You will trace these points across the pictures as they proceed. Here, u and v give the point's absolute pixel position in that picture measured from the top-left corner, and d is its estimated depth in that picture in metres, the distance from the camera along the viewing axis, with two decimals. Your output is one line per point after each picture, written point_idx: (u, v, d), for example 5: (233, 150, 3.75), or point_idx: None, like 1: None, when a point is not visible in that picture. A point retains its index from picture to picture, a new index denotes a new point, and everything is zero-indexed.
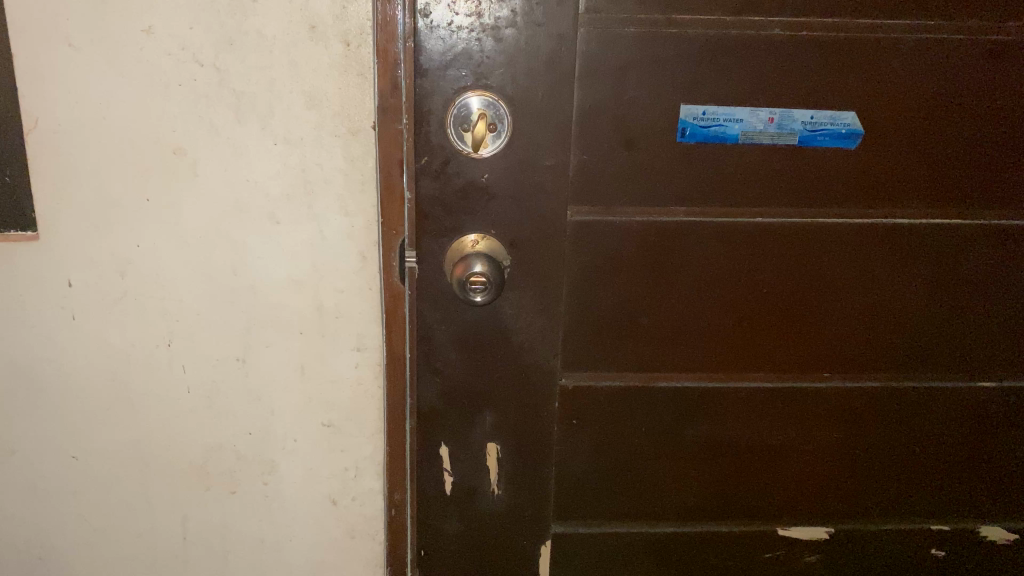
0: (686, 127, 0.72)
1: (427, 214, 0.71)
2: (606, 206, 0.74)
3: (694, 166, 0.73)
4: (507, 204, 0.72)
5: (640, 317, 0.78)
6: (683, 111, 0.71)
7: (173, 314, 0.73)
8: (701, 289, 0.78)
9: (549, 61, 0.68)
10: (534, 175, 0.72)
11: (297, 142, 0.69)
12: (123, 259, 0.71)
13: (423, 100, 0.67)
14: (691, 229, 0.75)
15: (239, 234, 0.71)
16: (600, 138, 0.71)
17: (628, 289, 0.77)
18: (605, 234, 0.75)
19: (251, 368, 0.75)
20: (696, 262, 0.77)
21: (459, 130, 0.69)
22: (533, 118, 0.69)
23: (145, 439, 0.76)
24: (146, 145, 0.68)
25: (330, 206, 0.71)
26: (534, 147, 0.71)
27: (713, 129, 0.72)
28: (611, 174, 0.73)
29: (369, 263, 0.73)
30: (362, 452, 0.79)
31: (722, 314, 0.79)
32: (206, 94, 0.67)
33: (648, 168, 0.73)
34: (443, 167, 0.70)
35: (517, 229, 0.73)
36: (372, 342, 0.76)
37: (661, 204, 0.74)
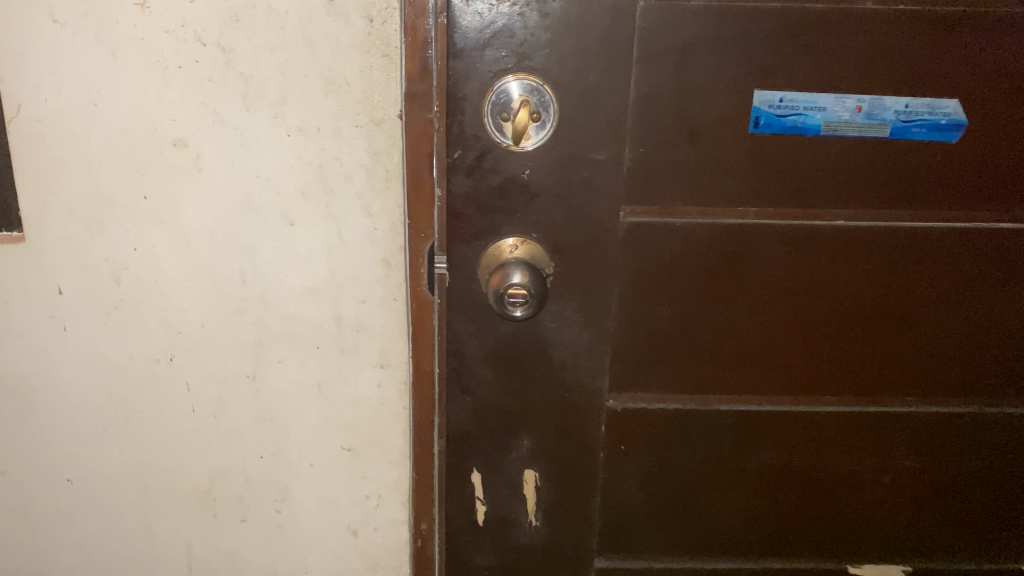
0: (760, 116, 0.62)
1: (460, 215, 0.62)
2: (664, 206, 0.65)
3: (767, 162, 0.64)
4: (550, 204, 0.64)
5: (699, 332, 0.69)
6: (756, 97, 0.61)
7: (175, 325, 0.65)
8: (769, 301, 0.68)
9: (603, 40, 0.58)
10: (582, 170, 0.63)
11: (312, 134, 0.60)
12: (118, 264, 0.63)
13: (456, 85, 0.58)
14: (760, 233, 0.66)
15: (248, 237, 0.63)
16: (660, 129, 0.62)
17: (685, 300, 0.68)
18: (662, 239, 0.65)
19: (262, 386, 0.67)
20: (765, 271, 0.67)
21: (497, 119, 0.60)
22: (582, 106, 0.60)
23: (147, 461, 0.69)
24: (142, 136, 0.60)
25: (351, 206, 0.62)
26: (582, 139, 0.61)
27: (791, 119, 0.62)
28: (671, 170, 0.63)
29: (394, 271, 0.65)
30: (385, 479, 0.71)
31: (792, 330, 0.69)
32: (209, 77, 0.59)
33: (713, 163, 0.63)
34: (478, 162, 0.61)
35: (561, 232, 0.65)
36: (396, 359, 0.67)
37: (727, 204, 0.65)
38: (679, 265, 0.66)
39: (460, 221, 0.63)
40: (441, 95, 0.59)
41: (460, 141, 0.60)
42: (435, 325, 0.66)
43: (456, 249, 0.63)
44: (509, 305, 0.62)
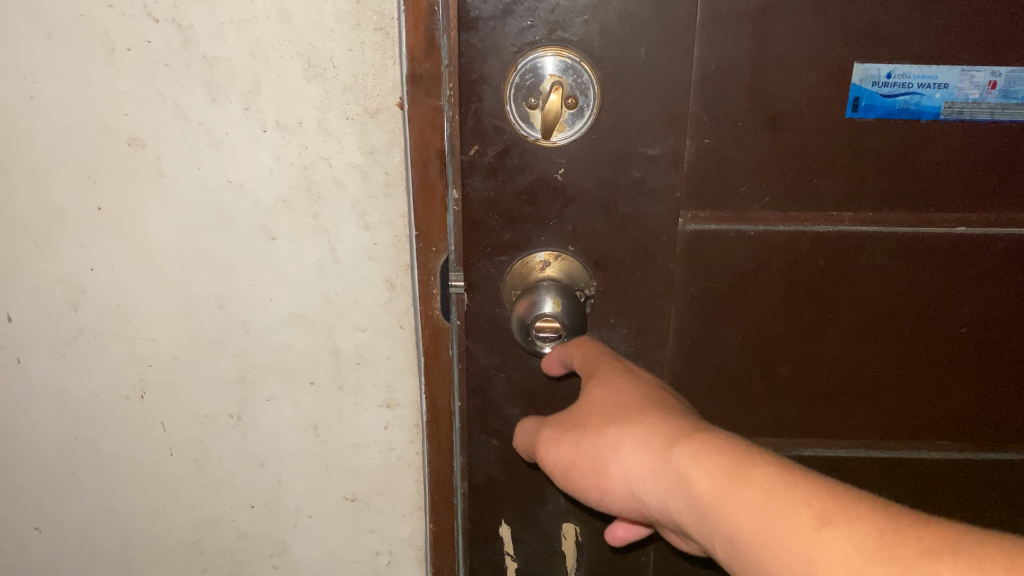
0: (860, 96, 0.49)
1: (480, 224, 0.52)
2: (734, 210, 0.52)
3: (867, 156, 0.50)
4: (591, 211, 0.51)
5: (779, 366, 0.56)
6: (856, 72, 0.48)
7: (144, 358, 0.55)
8: (867, 330, 0.55)
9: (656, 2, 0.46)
10: (630, 169, 0.50)
11: (293, 129, 0.49)
12: (74, 286, 0.53)
13: (471, 63, 0.47)
14: (855, 244, 0.53)
15: (223, 254, 0.52)
16: (730, 115, 0.49)
17: (759, 326, 0.55)
18: (729, 250, 0.53)
19: (249, 428, 0.56)
20: (863, 294, 0.54)
21: (522, 107, 0.48)
22: (631, 88, 0.48)
23: (122, 510, 0.59)
24: (91, 135, 0.49)
25: (344, 216, 0.50)
26: (631, 129, 0.49)
27: (901, 100, 0.49)
28: (743, 166, 0.50)
29: (401, 294, 0.53)
30: (397, 533, 0.60)
31: (895, 363, 0.56)
32: (166, 62, 0.47)
33: (796, 157, 0.50)
34: (499, 161, 0.50)
35: (605, 244, 0.53)
36: (405, 397, 0.55)
37: (814, 208, 0.52)
38: (752, 285, 0.54)
39: (479, 231, 0.52)
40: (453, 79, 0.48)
41: (479, 134, 0.49)
42: (453, 355, 0.55)
43: (475, 264, 0.53)
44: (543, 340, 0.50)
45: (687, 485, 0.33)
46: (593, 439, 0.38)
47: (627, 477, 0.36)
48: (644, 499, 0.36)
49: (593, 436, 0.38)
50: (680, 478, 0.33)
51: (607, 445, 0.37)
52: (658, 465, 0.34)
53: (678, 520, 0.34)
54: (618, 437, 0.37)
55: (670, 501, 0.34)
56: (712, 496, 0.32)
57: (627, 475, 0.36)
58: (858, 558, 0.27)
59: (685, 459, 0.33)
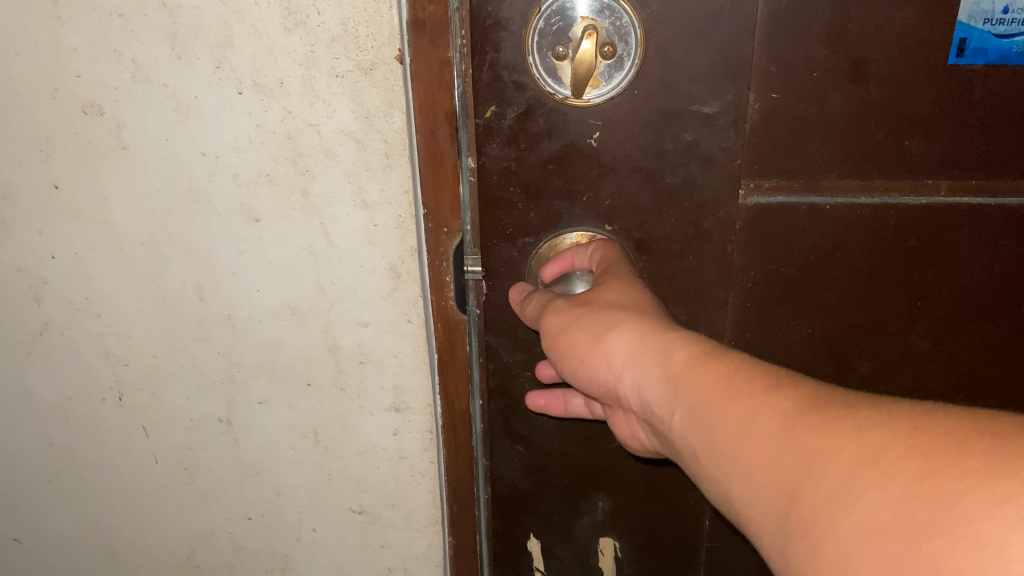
0: (968, 38, 0.40)
1: (500, 200, 0.45)
2: (807, 178, 0.43)
3: (972, 112, 0.42)
4: (632, 183, 0.44)
5: (857, 364, 0.48)
6: (964, 8, 0.40)
7: (119, 356, 0.48)
8: (964, 320, 0.47)
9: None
10: (680, 132, 0.42)
11: (273, 90, 0.40)
12: (34, 277, 0.46)
13: (485, 6, 0.40)
14: (955, 218, 0.44)
15: (200, 239, 0.44)
16: (804, 61, 0.41)
17: (835, 317, 0.47)
18: (798, 226, 0.44)
19: (241, 434, 0.49)
20: (963, 276, 0.46)
21: (547, 58, 0.41)
22: (682, 31, 0.40)
23: (108, 520, 0.53)
24: (38, 102, 0.42)
25: (337, 192, 0.42)
26: (682, 83, 0.41)
27: (1020, 41, 0.40)
28: (819, 125, 0.42)
29: (406, 283, 0.44)
30: (412, 550, 0.52)
31: (998, 359, 0.48)
32: (119, 11, 0.39)
33: (884, 113, 0.42)
34: (521, 125, 0.43)
35: (649, 222, 0.45)
36: (416, 401, 0.48)
37: (904, 176, 0.43)
38: (829, 266, 0.45)
39: (500, 209, 0.45)
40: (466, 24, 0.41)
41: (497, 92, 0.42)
42: (469, 351, 0.48)
43: (494, 245, 0.46)
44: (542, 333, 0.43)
45: (671, 358, 0.32)
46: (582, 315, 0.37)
47: (611, 356, 0.34)
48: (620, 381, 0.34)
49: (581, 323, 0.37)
50: (666, 362, 0.32)
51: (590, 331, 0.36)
52: (647, 344, 0.33)
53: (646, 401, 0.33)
54: (612, 318, 0.35)
55: (647, 379, 0.33)
56: (690, 366, 0.30)
57: (612, 356, 0.34)
58: (792, 414, 0.25)
59: (678, 340, 0.32)
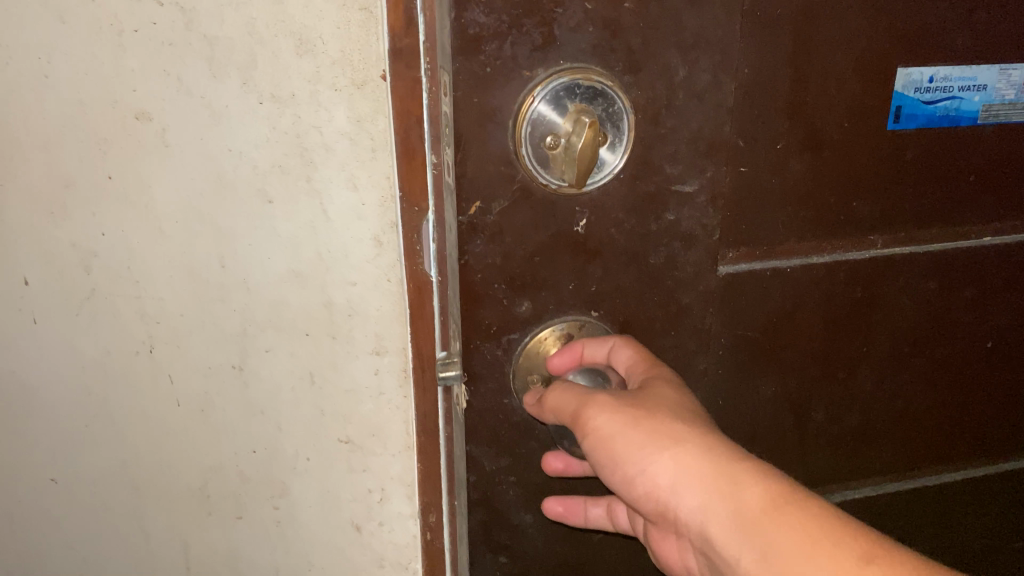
0: (903, 104, 0.52)
1: (486, 294, 0.48)
2: (767, 246, 0.54)
3: (887, 178, 0.54)
4: (617, 267, 0.49)
5: (806, 391, 0.60)
6: (901, 79, 0.51)
7: (153, 316, 0.60)
8: (885, 342, 0.60)
9: (687, 8, 0.43)
10: (663, 213, 0.48)
11: (287, 101, 0.54)
12: (86, 252, 0.58)
13: (470, 97, 0.42)
14: (879, 267, 0.57)
15: (224, 217, 0.57)
16: (768, 137, 0.50)
17: (794, 375, 0.59)
18: (764, 287, 0.54)
19: (251, 379, 0.62)
20: (885, 308, 0.58)
21: (541, 148, 0.43)
22: (663, 111, 0.45)
23: (134, 461, 0.64)
24: (101, 111, 0.54)
25: (335, 179, 0.56)
26: (665, 164, 0.47)
27: (940, 105, 0.53)
28: (778, 195, 0.52)
29: (387, 249, 0.58)
30: (388, 471, 0.65)
31: (909, 381, 0.62)
32: (171, 41, 0.52)
33: (824, 183, 0.53)
34: (505, 217, 0.46)
35: (632, 304, 0.51)
36: (394, 345, 0.61)
37: (841, 235, 0.55)
38: (786, 318, 0.56)
39: (484, 303, 0.49)
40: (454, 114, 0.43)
41: (484, 183, 0.45)
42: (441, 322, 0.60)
43: (477, 346, 0.50)
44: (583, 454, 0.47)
45: (747, 498, 0.36)
46: (640, 429, 0.41)
47: (676, 475, 0.39)
48: (678, 498, 0.39)
49: (634, 431, 0.41)
50: (736, 492, 0.37)
51: (645, 450, 0.40)
52: (720, 477, 0.38)
53: (706, 523, 0.38)
54: (673, 436, 0.40)
55: (715, 506, 0.38)
56: (770, 509, 0.35)
57: (679, 477, 0.39)
58: None
59: (747, 477, 0.37)
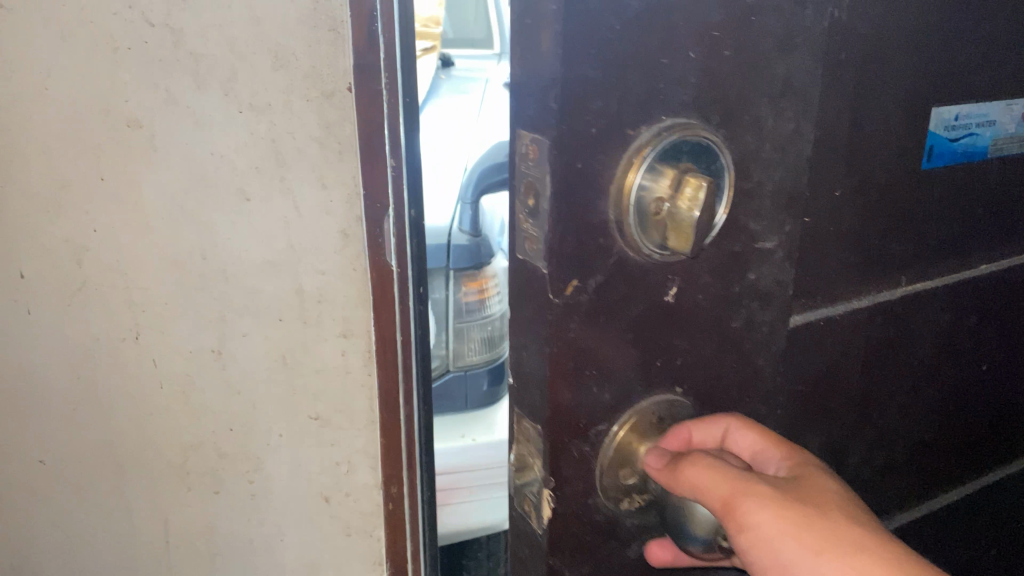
0: (934, 144, 0.49)
1: (569, 395, 0.38)
2: (822, 294, 0.49)
3: (926, 211, 0.52)
4: (701, 335, 0.42)
5: (848, 443, 0.56)
6: (934, 119, 0.48)
7: (139, 305, 0.66)
8: (916, 380, 0.58)
9: (778, 55, 0.36)
10: (744, 273, 0.41)
11: (264, 110, 0.61)
12: (78, 246, 0.64)
13: (573, 162, 0.33)
14: (913, 306, 0.54)
15: (207, 214, 0.64)
16: (831, 183, 0.46)
17: (839, 428, 0.55)
18: (818, 338, 0.50)
19: (227, 361, 0.68)
20: (918, 347, 0.56)
21: (645, 217, 0.34)
22: (750, 165, 0.38)
23: (119, 441, 0.70)
24: (95, 118, 0.60)
25: (306, 178, 0.63)
26: (749, 222, 0.40)
27: (962, 142, 0.51)
28: (836, 238, 0.48)
29: (353, 241, 0.66)
30: (354, 445, 0.73)
31: (929, 415, 0.61)
32: (160, 57, 0.59)
33: (875, 221, 0.49)
34: (599, 295, 0.36)
35: (710, 377, 0.43)
36: (359, 329, 0.68)
37: (884, 276, 0.52)
38: (834, 368, 0.52)
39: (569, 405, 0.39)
40: (550, 182, 0.33)
41: (580, 259, 0.35)
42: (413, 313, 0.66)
43: (566, 445, 0.39)
44: (714, 545, 0.40)
45: None
46: (812, 533, 0.36)
47: None
48: None
49: (812, 533, 0.37)
50: None
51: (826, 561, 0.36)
52: None
53: None
54: (854, 544, 0.36)
55: None
56: None
57: None
58: None
59: None
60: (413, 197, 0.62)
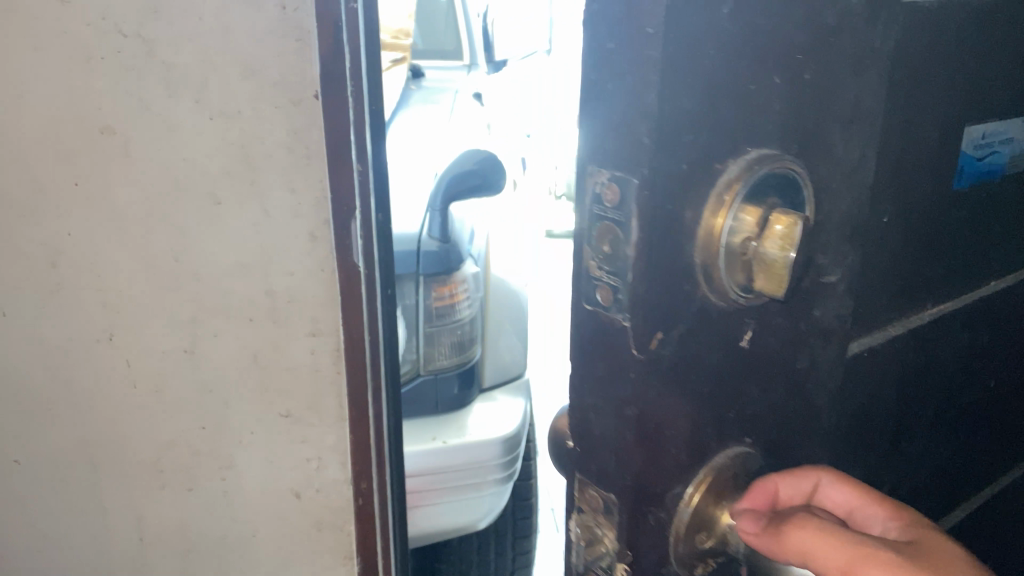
0: (965, 164, 0.46)
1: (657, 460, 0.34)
2: (865, 325, 0.44)
3: (956, 232, 0.49)
4: (767, 378, 0.38)
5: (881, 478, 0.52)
6: (966, 137, 0.46)
7: (113, 307, 0.68)
8: (941, 404, 0.54)
9: (846, 81, 0.34)
10: (810, 311, 0.38)
11: (234, 116, 0.64)
12: (53, 250, 0.65)
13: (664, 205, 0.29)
14: (942, 330, 0.51)
15: (179, 218, 0.66)
16: (886, 212, 0.42)
17: (873, 463, 0.50)
18: (860, 374, 0.45)
19: (200, 361, 0.70)
20: (945, 370, 0.53)
21: (733, 263, 0.31)
22: (820, 195, 0.35)
23: (93, 440, 0.72)
24: (70, 125, 0.62)
25: (275, 182, 0.66)
26: (818, 256, 0.37)
27: (988, 161, 0.48)
28: (880, 266, 0.44)
29: (321, 243, 0.68)
30: (324, 442, 0.75)
31: (952, 438, 0.57)
32: (133, 66, 0.61)
33: (912, 243, 0.45)
34: (682, 348, 0.33)
35: (774, 422, 0.39)
36: (328, 328, 0.71)
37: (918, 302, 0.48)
38: (873, 403, 0.48)
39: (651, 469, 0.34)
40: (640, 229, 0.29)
41: (669, 311, 0.31)
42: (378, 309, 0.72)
43: (642, 516, 0.34)
44: None
45: None
46: None
47: None
48: None
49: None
50: None
51: None
52: None
53: None
54: None
55: None
56: None
57: None
58: None
59: None
60: (377, 203, 0.69)
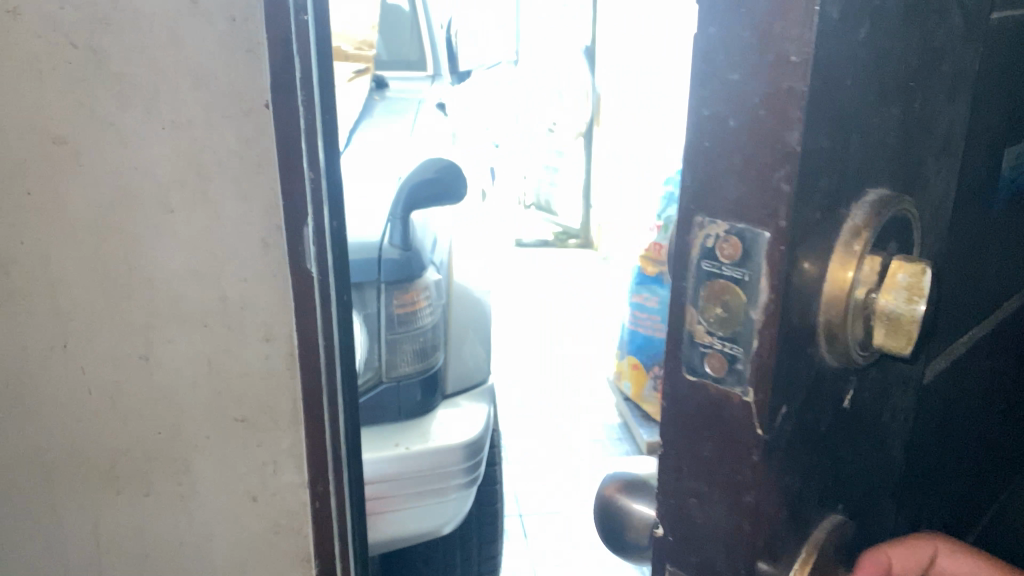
0: (1003, 185, 0.42)
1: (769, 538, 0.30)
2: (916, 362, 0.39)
3: (990, 256, 0.44)
4: (855, 435, 0.34)
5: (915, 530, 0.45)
6: (1006, 156, 0.41)
7: (66, 315, 0.68)
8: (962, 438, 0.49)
9: (938, 110, 0.32)
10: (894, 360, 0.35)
11: (184, 125, 0.65)
12: (4, 258, 0.66)
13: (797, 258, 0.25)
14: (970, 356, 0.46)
15: (131, 226, 0.67)
16: (958, 239, 0.38)
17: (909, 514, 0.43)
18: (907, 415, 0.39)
19: (154, 367, 0.71)
20: (965, 401, 0.48)
21: (858, 322, 0.27)
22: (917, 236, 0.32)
23: (48, 447, 0.72)
24: (21, 135, 0.63)
25: (226, 190, 0.67)
26: None
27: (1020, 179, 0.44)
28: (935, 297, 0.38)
29: (274, 249, 0.69)
30: (280, 446, 0.76)
31: (965, 475, 0.52)
32: (83, 76, 0.62)
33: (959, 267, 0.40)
34: (796, 418, 0.28)
35: (856, 480, 0.35)
36: (282, 333, 0.72)
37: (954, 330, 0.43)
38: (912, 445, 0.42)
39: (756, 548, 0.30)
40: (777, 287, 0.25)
41: (790, 377, 0.27)
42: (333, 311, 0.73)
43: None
44: None
45: None
46: None
47: None
48: None
49: None
50: None
51: None
52: None
53: None
54: None
55: None
56: None
57: None
58: None
59: None
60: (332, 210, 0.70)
